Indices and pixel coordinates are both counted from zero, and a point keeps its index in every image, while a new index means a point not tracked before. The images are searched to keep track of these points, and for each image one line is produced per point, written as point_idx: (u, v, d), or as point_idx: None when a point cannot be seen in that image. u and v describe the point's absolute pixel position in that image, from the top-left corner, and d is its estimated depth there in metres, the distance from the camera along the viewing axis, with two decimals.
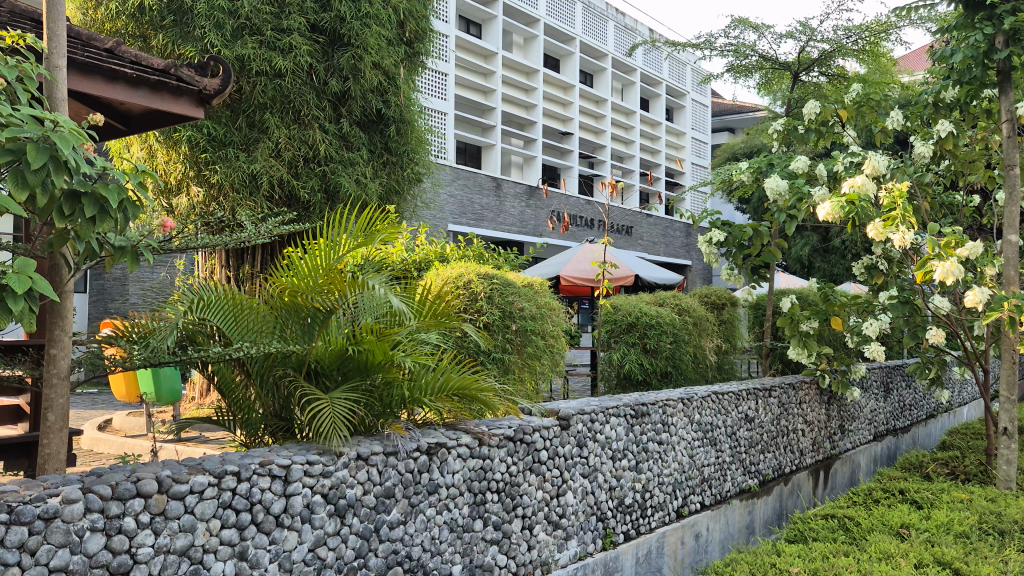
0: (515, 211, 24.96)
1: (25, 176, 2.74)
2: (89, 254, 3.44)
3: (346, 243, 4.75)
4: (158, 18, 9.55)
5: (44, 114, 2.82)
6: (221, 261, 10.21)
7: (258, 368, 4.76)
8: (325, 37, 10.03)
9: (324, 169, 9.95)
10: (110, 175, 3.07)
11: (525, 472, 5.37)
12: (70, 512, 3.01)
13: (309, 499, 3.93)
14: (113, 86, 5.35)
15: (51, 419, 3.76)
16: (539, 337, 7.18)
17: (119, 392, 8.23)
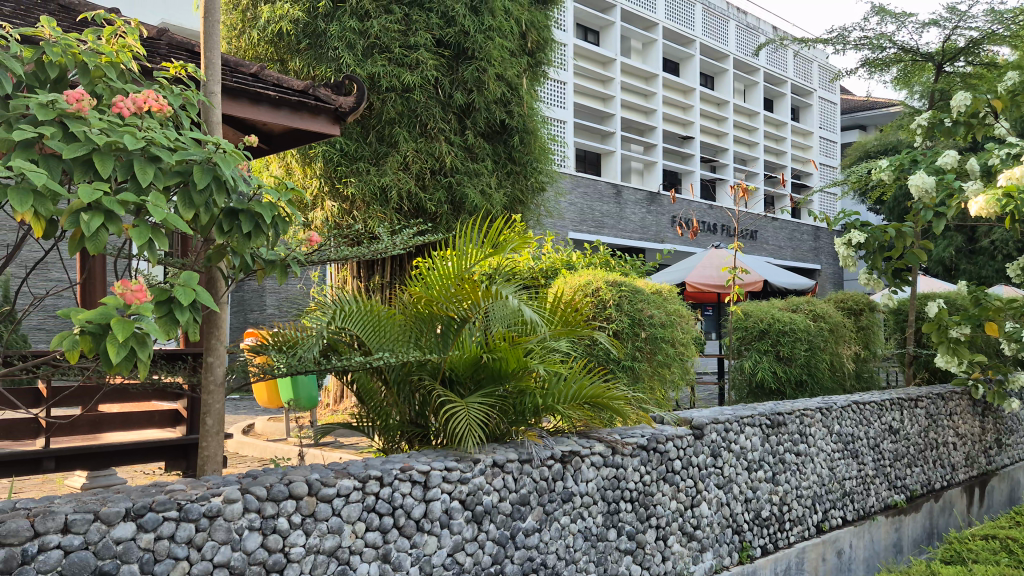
0: (637, 217, 24.71)
1: (191, 196, 2.92)
2: (243, 268, 3.64)
3: (477, 253, 4.84)
4: (294, 42, 10.01)
5: (206, 138, 3.01)
6: (353, 272, 10.57)
7: (396, 376, 4.89)
8: (450, 51, 10.26)
9: (450, 181, 10.15)
10: (263, 194, 3.25)
11: (658, 481, 5.28)
12: (230, 510, 3.18)
13: (447, 504, 4.01)
14: (258, 107, 5.65)
15: (209, 423, 4.00)
16: (669, 344, 7.07)
17: (262, 399, 8.66)
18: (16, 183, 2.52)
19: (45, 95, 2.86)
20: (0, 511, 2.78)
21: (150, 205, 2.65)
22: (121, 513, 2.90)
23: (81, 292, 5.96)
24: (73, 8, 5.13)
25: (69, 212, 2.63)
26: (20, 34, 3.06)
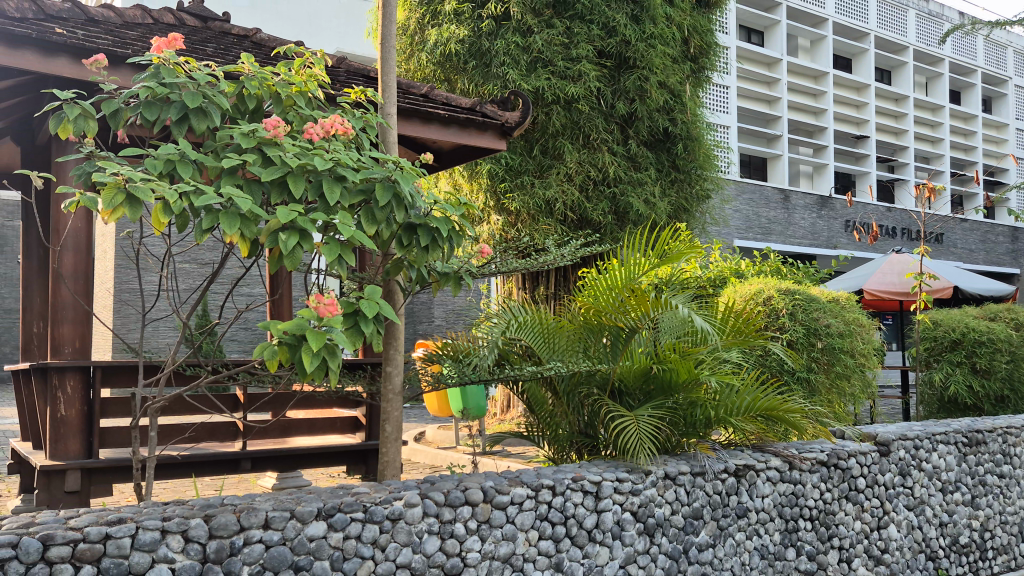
0: (806, 223, 23.62)
1: (375, 213, 3.08)
2: (420, 281, 3.79)
3: (644, 263, 4.81)
4: (461, 62, 10.31)
5: (387, 158, 3.18)
6: (518, 284, 10.71)
7: (565, 387, 4.92)
8: (612, 62, 10.26)
9: (614, 191, 10.13)
10: (439, 209, 3.38)
11: (840, 500, 5.01)
12: (411, 514, 3.32)
13: (619, 516, 3.99)
14: (428, 126, 5.85)
15: (388, 429, 4.18)
16: (848, 355, 6.71)
17: (432, 408, 8.96)
18: (224, 207, 2.76)
19: (245, 123, 3.10)
20: (211, 506, 3.03)
21: (339, 224, 2.83)
22: (314, 512, 3.09)
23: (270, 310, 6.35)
24: (264, 43, 5.55)
25: (268, 231, 2.84)
26: (224, 70, 3.35)
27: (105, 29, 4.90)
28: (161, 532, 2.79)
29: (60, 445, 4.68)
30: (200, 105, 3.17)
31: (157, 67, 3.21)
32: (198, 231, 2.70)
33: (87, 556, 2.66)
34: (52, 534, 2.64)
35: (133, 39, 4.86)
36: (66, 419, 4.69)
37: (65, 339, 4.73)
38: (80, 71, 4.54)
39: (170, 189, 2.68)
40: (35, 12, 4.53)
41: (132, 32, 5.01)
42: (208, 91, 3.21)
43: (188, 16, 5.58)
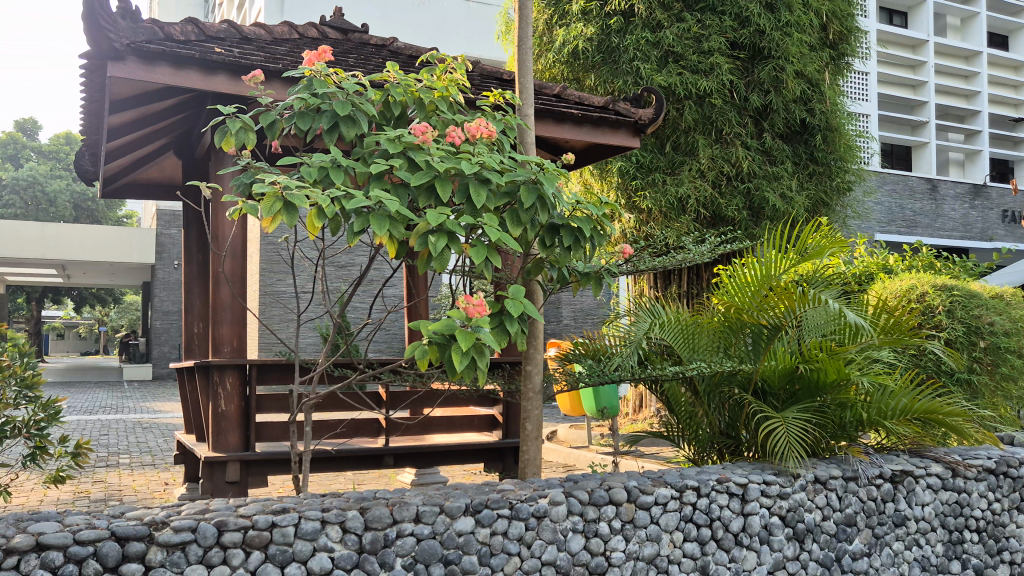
0: (957, 214, 22.13)
1: (519, 214, 3.13)
2: (560, 281, 3.80)
3: (783, 260, 4.67)
4: (589, 60, 10.26)
5: (531, 159, 3.21)
6: (649, 283, 10.56)
7: (706, 387, 4.81)
8: (745, 53, 9.96)
9: (749, 186, 9.80)
10: (580, 209, 3.39)
11: (1011, 511, 4.66)
12: (556, 512, 3.34)
13: (767, 520, 3.87)
14: (562, 126, 5.84)
15: (528, 428, 4.23)
16: (1015, 355, 6.22)
17: (564, 407, 8.97)
18: (375, 211, 2.86)
19: (392, 130, 3.21)
20: (366, 499, 3.16)
21: (486, 225, 2.89)
22: (462, 508, 3.16)
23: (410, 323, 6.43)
24: (401, 51, 5.64)
25: (417, 234, 2.92)
26: (370, 79, 3.48)
27: (257, 46, 5.16)
28: (321, 522, 2.93)
29: (220, 438, 4.98)
30: (349, 113, 3.30)
31: (309, 79, 3.37)
32: (352, 235, 2.81)
33: (256, 542, 2.83)
34: (224, 520, 2.81)
35: (283, 54, 5.11)
36: (226, 414, 4.99)
37: (225, 338, 5.03)
38: (236, 86, 4.84)
39: (326, 195, 2.80)
40: (197, 34, 4.84)
41: (281, 47, 5.26)
42: (357, 100, 3.35)
43: (330, 29, 5.70)
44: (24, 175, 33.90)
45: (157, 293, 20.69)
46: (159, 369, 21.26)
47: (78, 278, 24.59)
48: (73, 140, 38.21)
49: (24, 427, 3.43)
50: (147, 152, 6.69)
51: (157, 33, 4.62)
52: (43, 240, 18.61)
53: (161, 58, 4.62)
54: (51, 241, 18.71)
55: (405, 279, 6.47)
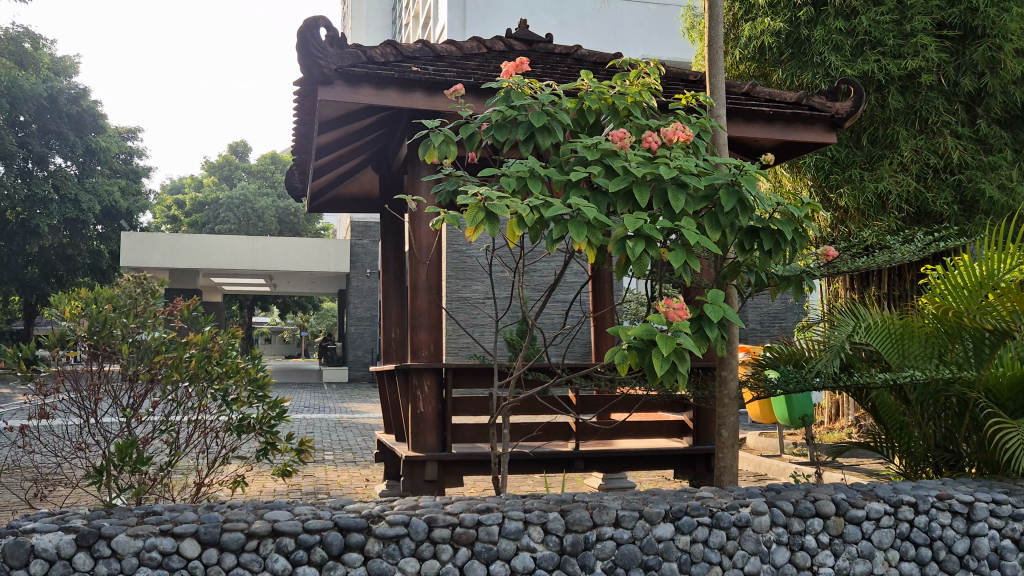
0: None
1: (719, 218, 3.08)
2: (759, 285, 3.68)
3: (1009, 258, 4.22)
4: (776, 54, 9.84)
5: (732, 161, 3.14)
6: (846, 285, 9.95)
7: (919, 395, 4.46)
8: (956, 33, 9.16)
9: (960, 178, 8.92)
10: (782, 210, 3.28)
11: None
12: (759, 522, 3.24)
13: (998, 543, 3.55)
14: (752, 125, 5.66)
15: (725, 434, 4.12)
16: None
17: (755, 414, 8.65)
18: (574, 217, 2.90)
19: (588, 137, 3.25)
20: (565, 501, 3.21)
21: (685, 230, 2.87)
22: (661, 513, 3.14)
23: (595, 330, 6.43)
24: (586, 58, 5.65)
25: (614, 240, 2.95)
26: (565, 88, 3.57)
27: (450, 62, 5.36)
28: (524, 522, 3.01)
29: (419, 438, 5.21)
30: (546, 123, 3.40)
31: (507, 90, 3.49)
32: (552, 242, 2.88)
33: (463, 539, 2.94)
34: (434, 516, 2.96)
35: (474, 69, 5.29)
36: (424, 415, 5.22)
37: (422, 343, 5.29)
38: (432, 102, 5.07)
39: (526, 204, 2.89)
40: (396, 55, 5.11)
41: (472, 61, 5.44)
42: (554, 110, 3.44)
43: (516, 41, 5.79)
44: (238, 194, 37.23)
45: (352, 301, 22.05)
46: (356, 371, 22.60)
47: (282, 286, 26.69)
48: (279, 160, 41.54)
49: (257, 423, 3.78)
50: (350, 169, 7.17)
51: (361, 56, 4.93)
52: (254, 254, 20.31)
53: (365, 80, 4.93)
54: (260, 254, 20.38)
55: (590, 285, 6.49)
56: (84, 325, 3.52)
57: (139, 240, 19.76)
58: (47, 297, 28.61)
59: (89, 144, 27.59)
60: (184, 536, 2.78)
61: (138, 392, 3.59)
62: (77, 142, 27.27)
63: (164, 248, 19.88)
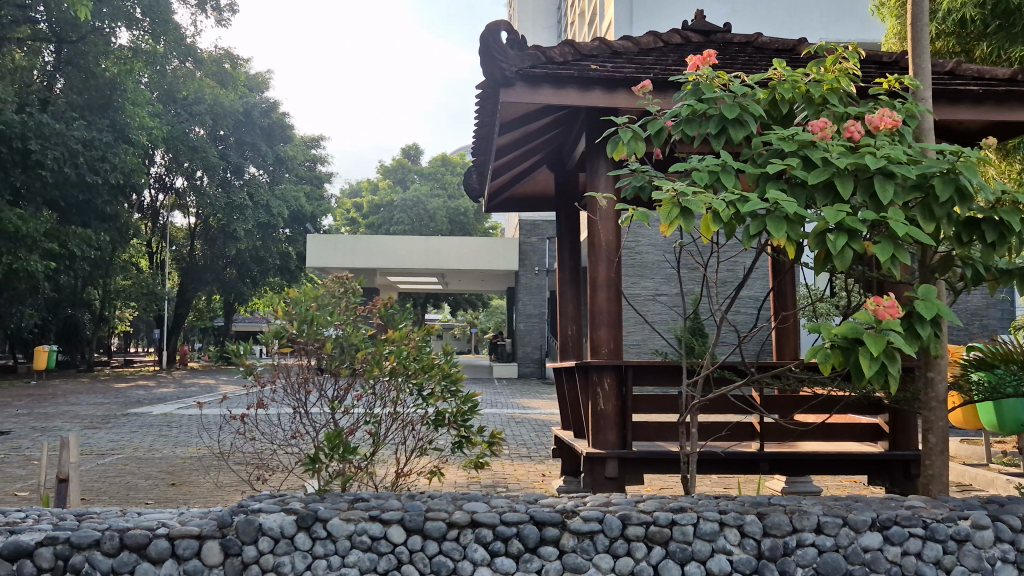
0: None
1: (934, 210, 2.91)
2: (974, 280, 3.40)
3: None
4: (981, 27, 8.81)
5: (946, 148, 2.93)
6: None
7: None
8: None
9: None
10: (1004, 199, 3.03)
11: None
12: (981, 537, 2.99)
13: None
14: (957, 107, 5.20)
15: (932, 440, 3.83)
16: None
17: (956, 419, 8.02)
18: (772, 213, 2.82)
19: (784, 128, 3.14)
20: (761, 504, 3.10)
21: (894, 222, 2.70)
22: (869, 521, 2.98)
23: (777, 333, 6.20)
24: (768, 46, 5.37)
25: (815, 234, 2.83)
26: (757, 78, 3.47)
27: (627, 58, 5.28)
28: (720, 524, 2.96)
29: (600, 435, 5.19)
30: (739, 116, 3.33)
31: (695, 84, 3.45)
32: (749, 238, 2.81)
33: (658, 538, 2.92)
34: (628, 514, 2.96)
35: (652, 64, 5.20)
36: (605, 413, 5.20)
37: (602, 341, 5.22)
38: (612, 99, 5.05)
39: (722, 199, 2.82)
40: (574, 54, 5.11)
41: (650, 56, 5.32)
42: (746, 102, 3.36)
43: (693, 32, 5.59)
44: (411, 196, 38.78)
45: (521, 298, 22.42)
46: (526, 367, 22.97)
47: (454, 284, 27.54)
48: (449, 162, 42.86)
49: (452, 418, 3.93)
50: (524, 169, 7.28)
51: (540, 57, 4.99)
52: (428, 252, 20.99)
53: (545, 80, 4.99)
54: (433, 252, 21.03)
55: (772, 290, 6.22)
56: (294, 323, 3.76)
57: (323, 242, 20.76)
58: (244, 296, 31.02)
59: (278, 153, 29.74)
60: (391, 522, 2.94)
61: (342, 384, 3.83)
62: (269, 151, 29.47)
63: (345, 249, 20.75)
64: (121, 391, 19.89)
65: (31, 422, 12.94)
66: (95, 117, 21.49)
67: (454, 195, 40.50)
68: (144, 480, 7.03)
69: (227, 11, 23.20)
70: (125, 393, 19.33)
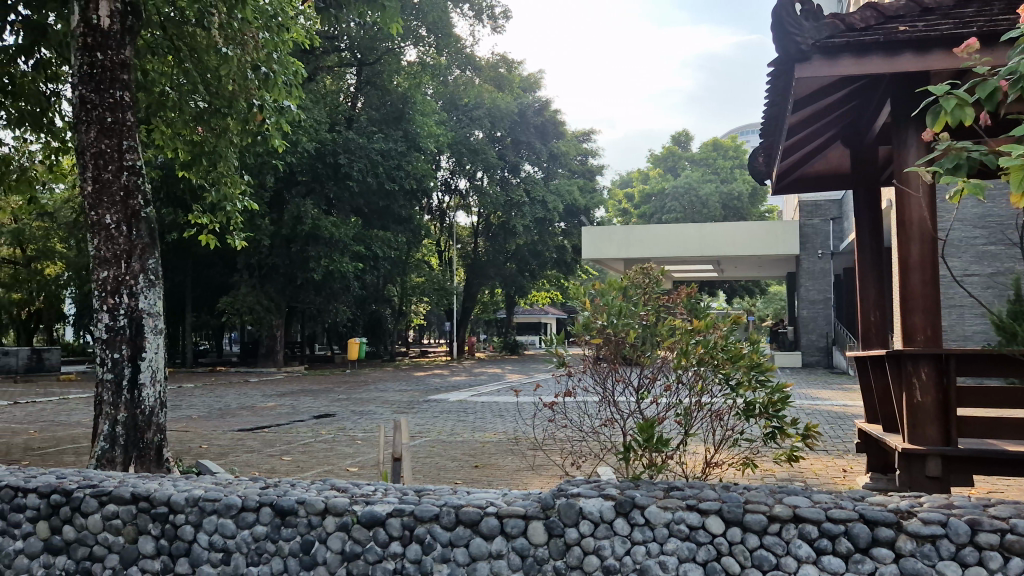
0: None
1: None
2: None
3: None
4: None
5: None
6: None
7: None
8: None
9: None
10: None
11: None
12: None
13: None
14: None
15: None
16: None
17: None
18: None
19: None
20: None
21: None
22: None
23: None
24: None
25: None
26: None
27: (941, 14, 4.73)
28: None
29: (917, 431, 4.67)
30: None
31: None
32: None
33: (1016, 548, 2.62)
34: (978, 520, 2.69)
35: (973, 17, 4.61)
36: (923, 406, 4.65)
37: (917, 328, 4.71)
38: (925, 62, 4.57)
39: None
40: (878, 17, 4.69)
41: (968, 9, 4.71)
42: None
43: None
44: (682, 183, 38.14)
45: (804, 284, 21.20)
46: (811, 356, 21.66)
47: (730, 271, 26.65)
48: (721, 146, 41.54)
49: (763, 409, 3.81)
50: (814, 148, 6.71)
51: (839, 25, 4.64)
52: (701, 239, 20.22)
53: (845, 50, 4.61)
54: (708, 240, 20.25)
55: None
56: (601, 314, 3.94)
57: (598, 233, 21.11)
58: (524, 289, 32.51)
59: (552, 149, 30.74)
60: (709, 513, 2.93)
61: (648, 373, 3.95)
62: (543, 149, 30.58)
63: (619, 240, 20.91)
64: (422, 379, 21.83)
65: (351, 406, 14.64)
66: (392, 129, 23.49)
67: (727, 179, 39.20)
68: (452, 462, 7.64)
69: (501, 18, 24.39)
70: (423, 381, 21.17)
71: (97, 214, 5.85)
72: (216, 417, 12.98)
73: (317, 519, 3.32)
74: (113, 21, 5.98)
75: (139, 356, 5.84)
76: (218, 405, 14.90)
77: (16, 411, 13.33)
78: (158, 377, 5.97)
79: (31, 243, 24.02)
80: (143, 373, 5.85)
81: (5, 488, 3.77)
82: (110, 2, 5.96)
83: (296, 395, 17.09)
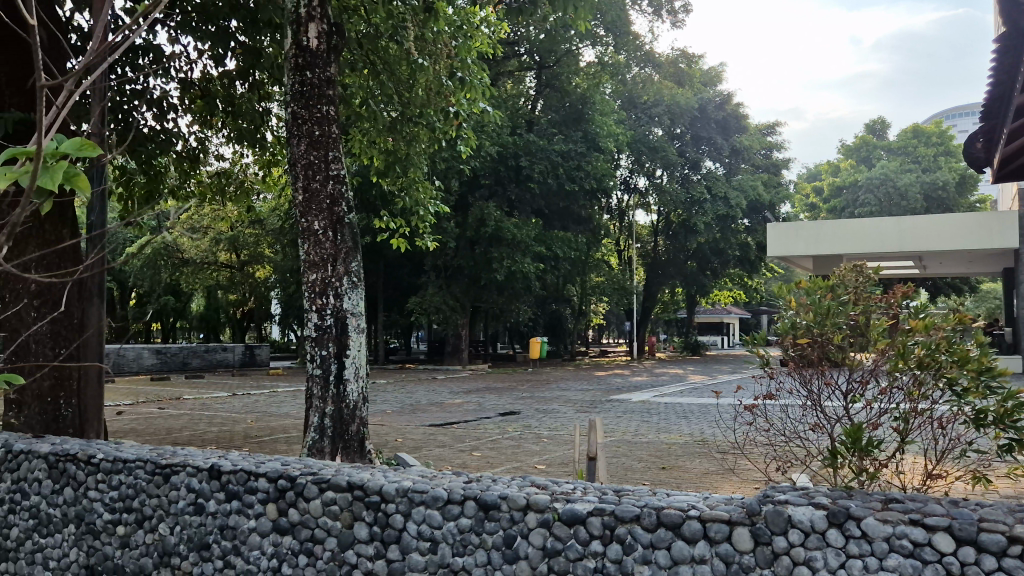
0: None
1: None
2: None
3: None
4: None
5: None
6: None
7: None
8: None
9: None
10: None
11: None
12: None
13: None
14: None
15: None
16: None
17: None
18: None
19: None
20: None
21: None
22: None
23: None
24: None
25: None
26: None
27: None
28: None
29: None
30: None
31: None
32: None
33: None
34: None
35: None
36: None
37: None
38: None
39: None
40: None
41: None
42: None
43: None
44: (878, 174, 35.72)
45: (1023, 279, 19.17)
46: None
47: (934, 267, 24.66)
48: (922, 133, 38.25)
49: (996, 418, 3.41)
50: None
51: None
52: (901, 233, 18.81)
53: None
54: (909, 234, 18.79)
55: None
56: (808, 314, 3.82)
57: (785, 229, 20.24)
58: (707, 288, 31.71)
59: (734, 144, 29.80)
60: (937, 529, 2.71)
61: (858, 377, 3.78)
62: (725, 144, 29.73)
63: (809, 236, 19.91)
64: (602, 378, 21.84)
65: (534, 404, 14.91)
66: (571, 129, 23.64)
67: (930, 168, 36.26)
68: (637, 462, 7.61)
69: (681, 12, 23.90)
70: (603, 381, 21.13)
71: (306, 221, 6.30)
72: (407, 412, 13.65)
73: (518, 514, 3.39)
74: (320, 41, 6.41)
75: (344, 353, 6.22)
76: (409, 400, 15.66)
77: (235, 402, 14.67)
78: (361, 374, 6.33)
79: (246, 249, 26.29)
80: (347, 369, 6.24)
81: (240, 471, 4.13)
82: (318, 24, 6.40)
83: (480, 392, 17.62)
